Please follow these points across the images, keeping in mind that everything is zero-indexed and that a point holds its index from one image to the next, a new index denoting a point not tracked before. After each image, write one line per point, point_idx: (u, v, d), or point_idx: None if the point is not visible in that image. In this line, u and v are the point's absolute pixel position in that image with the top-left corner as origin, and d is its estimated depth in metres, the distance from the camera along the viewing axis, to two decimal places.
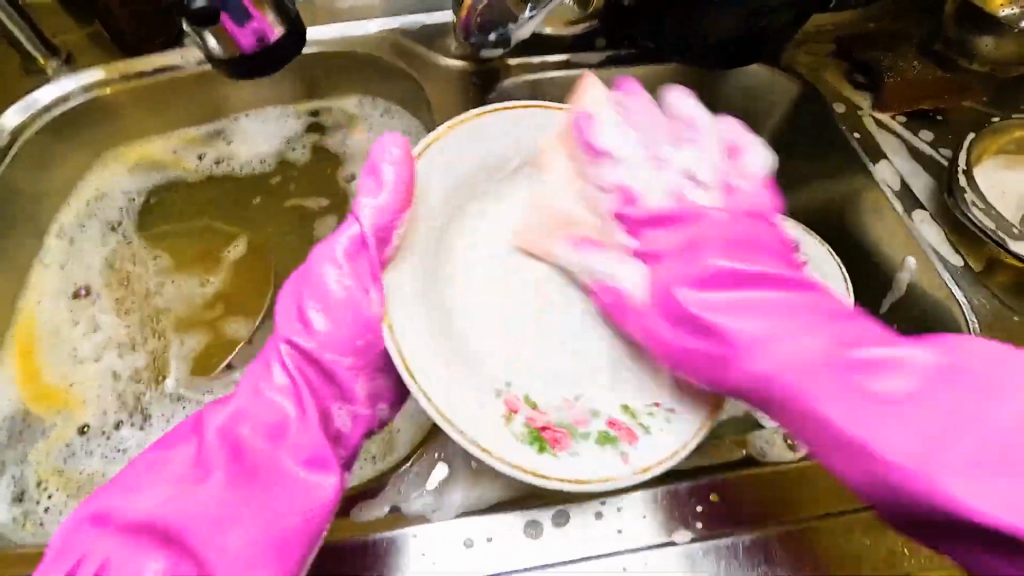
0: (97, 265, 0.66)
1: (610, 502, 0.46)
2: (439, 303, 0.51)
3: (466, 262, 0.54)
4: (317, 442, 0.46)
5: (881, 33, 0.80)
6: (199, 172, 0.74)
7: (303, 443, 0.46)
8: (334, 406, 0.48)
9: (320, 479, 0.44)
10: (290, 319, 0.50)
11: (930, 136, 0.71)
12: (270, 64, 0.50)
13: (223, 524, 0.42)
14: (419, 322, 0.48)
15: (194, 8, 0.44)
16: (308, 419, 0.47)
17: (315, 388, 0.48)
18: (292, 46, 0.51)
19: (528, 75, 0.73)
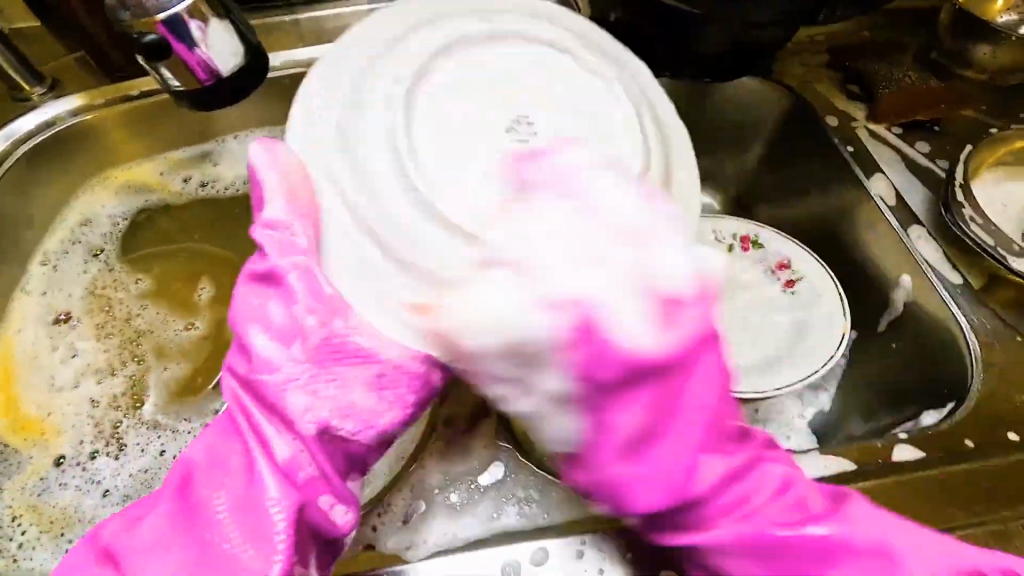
0: (81, 292, 0.66)
1: (592, 538, 0.43)
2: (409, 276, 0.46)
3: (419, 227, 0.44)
4: (272, 487, 0.40)
5: (876, 43, 0.78)
6: (183, 195, 0.73)
7: (256, 484, 0.41)
8: (283, 439, 0.42)
9: (263, 556, 0.39)
10: (238, 349, 0.45)
11: (927, 147, 0.70)
12: (220, 99, 0.49)
13: (158, 552, 0.39)
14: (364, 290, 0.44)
15: (145, 42, 0.45)
16: (270, 456, 0.41)
17: (274, 422, 0.42)
18: (251, 76, 0.50)
19: None
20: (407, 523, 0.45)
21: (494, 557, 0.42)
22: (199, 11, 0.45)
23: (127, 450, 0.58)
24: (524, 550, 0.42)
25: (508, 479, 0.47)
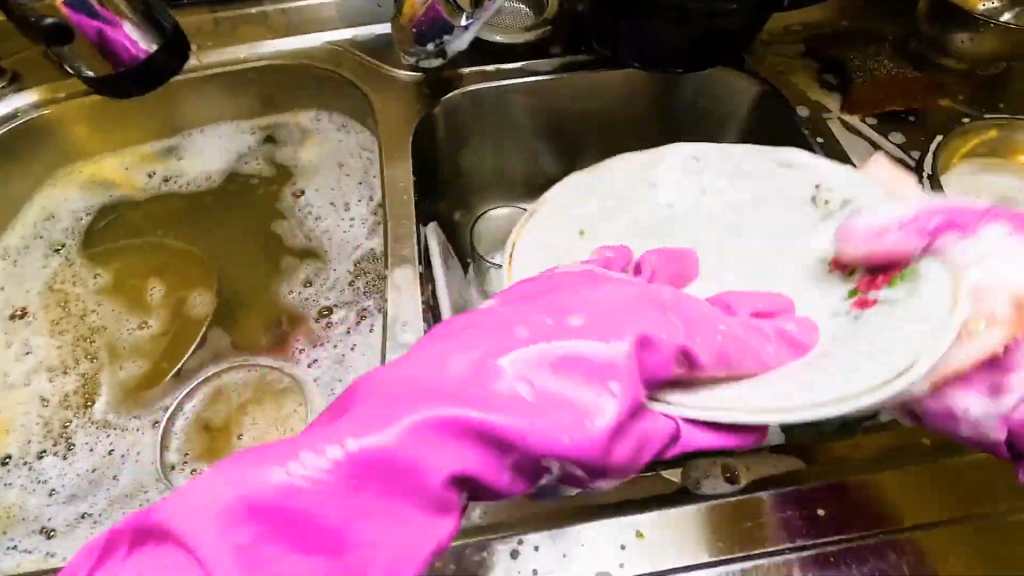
0: (38, 287, 0.65)
1: (527, 539, 0.40)
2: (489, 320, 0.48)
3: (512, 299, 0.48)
4: (440, 463, 0.30)
5: (852, 33, 0.77)
6: (146, 191, 0.72)
7: (419, 466, 0.30)
8: (356, 438, 0.30)
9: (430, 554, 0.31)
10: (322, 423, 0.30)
11: (901, 138, 0.67)
12: (146, 83, 0.51)
13: None
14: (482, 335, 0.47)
15: (46, 25, 0.47)
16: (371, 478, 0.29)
17: (420, 389, 0.31)
18: (168, 59, 0.51)
19: (480, 83, 0.71)
20: None
21: None
22: (111, 2, 0.48)
23: (76, 448, 0.57)
24: (452, 551, 0.39)
25: None
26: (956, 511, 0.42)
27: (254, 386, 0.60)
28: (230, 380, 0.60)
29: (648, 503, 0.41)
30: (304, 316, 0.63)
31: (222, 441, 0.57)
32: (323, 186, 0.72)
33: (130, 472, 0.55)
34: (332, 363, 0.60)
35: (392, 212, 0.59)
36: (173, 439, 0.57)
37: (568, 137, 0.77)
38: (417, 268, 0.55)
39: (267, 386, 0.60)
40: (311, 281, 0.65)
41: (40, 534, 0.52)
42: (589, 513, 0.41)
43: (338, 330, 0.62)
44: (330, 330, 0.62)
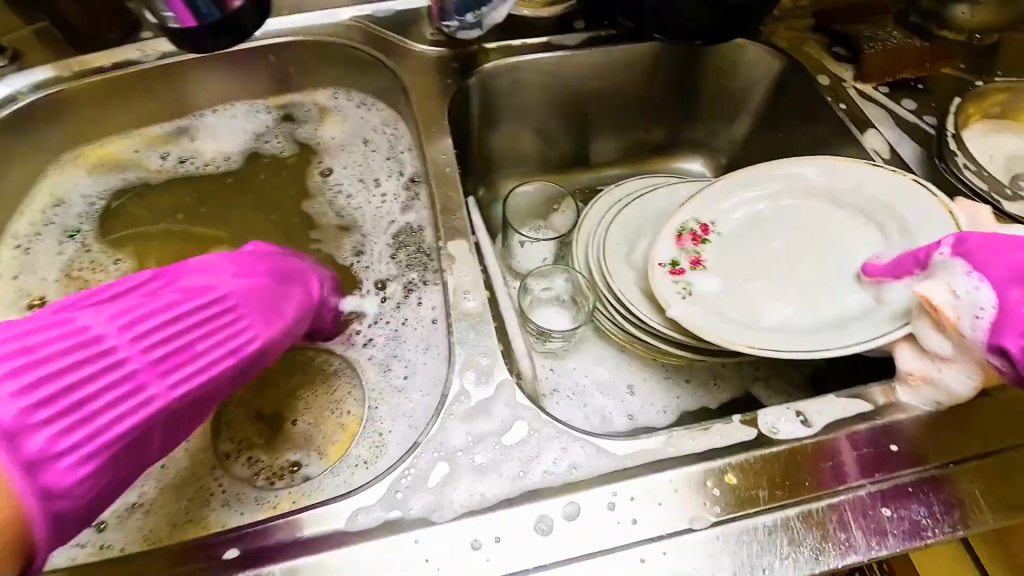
0: (56, 274, 0.62)
1: (622, 491, 0.40)
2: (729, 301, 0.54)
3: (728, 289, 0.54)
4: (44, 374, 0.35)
5: (856, 7, 0.80)
6: (162, 173, 0.69)
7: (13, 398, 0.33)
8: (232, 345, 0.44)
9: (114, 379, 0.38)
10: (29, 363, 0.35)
11: (913, 104, 0.70)
12: (223, 41, 0.42)
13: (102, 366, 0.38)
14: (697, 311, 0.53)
15: None
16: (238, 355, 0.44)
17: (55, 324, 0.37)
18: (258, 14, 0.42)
19: (507, 57, 0.71)
20: (428, 485, 0.41)
21: (524, 515, 0.39)
22: None
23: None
24: (554, 506, 0.39)
25: (530, 437, 0.43)
26: None
27: (302, 367, 0.56)
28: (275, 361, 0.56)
29: (730, 451, 0.42)
30: (359, 283, 0.62)
31: (273, 423, 0.53)
32: (349, 164, 0.71)
33: None
34: (386, 338, 0.58)
35: (436, 184, 0.58)
36: (221, 423, 0.53)
37: (592, 112, 0.78)
38: (471, 239, 0.54)
39: (316, 367, 0.56)
40: (354, 259, 0.64)
41: (93, 525, 0.46)
42: (678, 462, 0.42)
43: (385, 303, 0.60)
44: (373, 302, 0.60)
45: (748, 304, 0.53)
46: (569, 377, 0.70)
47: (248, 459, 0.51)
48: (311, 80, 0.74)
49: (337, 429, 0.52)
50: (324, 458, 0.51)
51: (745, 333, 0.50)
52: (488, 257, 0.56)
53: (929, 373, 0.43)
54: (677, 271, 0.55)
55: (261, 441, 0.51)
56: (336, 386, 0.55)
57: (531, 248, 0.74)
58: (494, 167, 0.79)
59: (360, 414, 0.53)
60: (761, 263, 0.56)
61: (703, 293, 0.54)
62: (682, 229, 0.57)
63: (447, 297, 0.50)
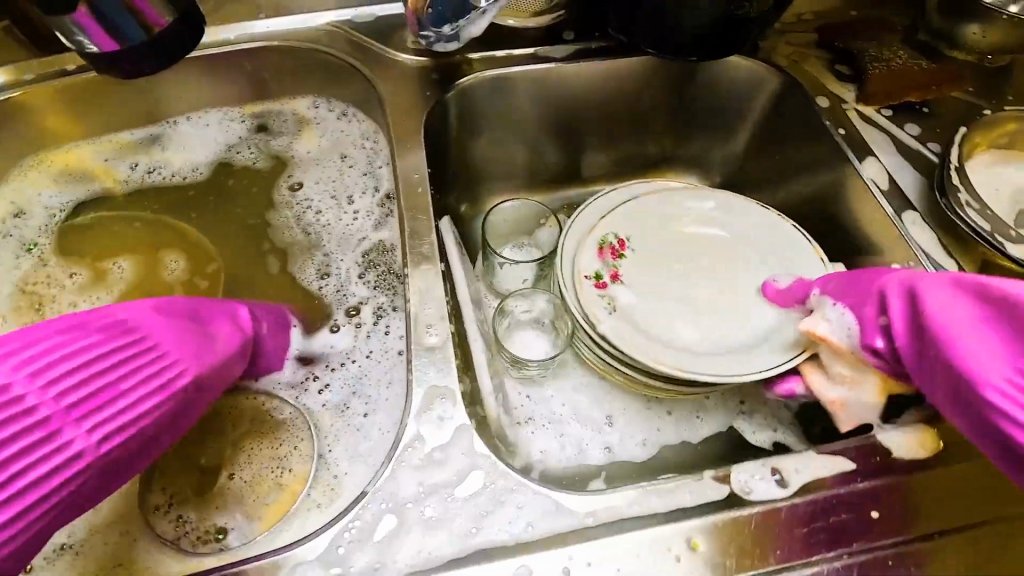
0: (9, 290, 0.60)
1: (578, 555, 0.38)
2: (644, 317, 0.55)
3: (650, 308, 0.56)
4: None
5: (861, 23, 0.76)
6: (129, 183, 0.67)
7: None
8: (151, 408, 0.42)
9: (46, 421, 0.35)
10: None
11: (916, 129, 0.67)
12: (146, 63, 0.41)
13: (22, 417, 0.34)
14: (623, 328, 0.54)
15: None
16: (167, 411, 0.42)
17: None
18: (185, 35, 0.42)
19: (491, 69, 0.68)
20: (375, 540, 0.38)
21: None
22: None
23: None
24: (506, 568, 0.37)
25: (485, 491, 0.40)
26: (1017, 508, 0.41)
27: (252, 415, 0.54)
28: (220, 412, 0.54)
29: (700, 512, 0.40)
30: (331, 312, 0.59)
31: (207, 481, 0.51)
32: (322, 179, 0.68)
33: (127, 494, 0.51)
34: (353, 383, 0.55)
35: (406, 206, 0.55)
36: (155, 476, 0.51)
37: (581, 127, 0.75)
38: (439, 265, 0.51)
39: (270, 421, 0.54)
40: (322, 279, 0.62)
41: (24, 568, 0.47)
42: (642, 523, 0.39)
43: (349, 338, 0.58)
44: (341, 338, 0.58)
45: (664, 323, 0.55)
46: (546, 404, 0.66)
47: (178, 517, 0.49)
48: (289, 88, 0.71)
49: (273, 488, 0.50)
50: (252, 523, 0.49)
51: (665, 350, 0.52)
52: (457, 283, 0.53)
53: (842, 398, 0.45)
54: (601, 285, 0.56)
55: (193, 498, 0.50)
56: (281, 438, 0.53)
57: (510, 270, 0.70)
58: (478, 182, 0.74)
59: (303, 472, 0.51)
60: (681, 279, 0.58)
61: (623, 307, 0.55)
62: (602, 243, 0.58)
63: (408, 329, 0.47)
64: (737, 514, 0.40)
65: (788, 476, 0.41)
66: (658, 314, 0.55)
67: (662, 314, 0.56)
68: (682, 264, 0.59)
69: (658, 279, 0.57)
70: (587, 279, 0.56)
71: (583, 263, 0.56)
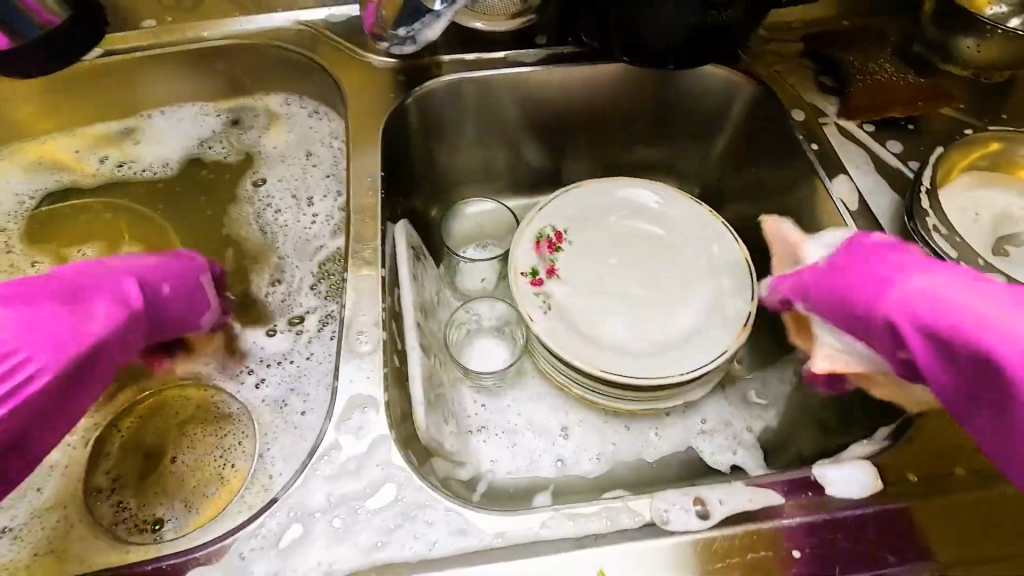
0: None
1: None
2: (575, 316, 0.63)
3: (584, 308, 0.64)
4: None
5: (853, 33, 0.73)
6: (99, 175, 0.68)
7: None
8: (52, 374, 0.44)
9: None
10: None
11: (898, 147, 0.65)
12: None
13: None
14: (555, 327, 0.61)
15: None
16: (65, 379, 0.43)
17: None
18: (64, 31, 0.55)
19: (459, 72, 0.67)
20: (279, 548, 0.38)
21: None
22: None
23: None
24: None
25: (395, 505, 0.39)
26: (952, 553, 0.39)
27: (203, 406, 0.55)
28: (170, 402, 0.55)
29: (614, 538, 0.39)
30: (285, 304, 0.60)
31: (149, 469, 0.51)
32: (285, 177, 0.68)
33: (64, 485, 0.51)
34: (293, 383, 0.55)
35: (355, 208, 0.55)
36: (104, 460, 0.52)
37: (555, 132, 0.73)
38: (381, 271, 0.51)
39: (213, 414, 0.54)
40: (274, 290, 0.61)
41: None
42: (553, 547, 0.38)
43: (287, 346, 0.58)
44: (280, 343, 0.58)
45: (594, 323, 0.63)
46: (503, 415, 0.64)
47: (117, 504, 0.49)
48: (261, 85, 0.71)
49: (214, 479, 0.50)
50: (189, 513, 0.49)
51: (592, 345, 0.61)
52: (402, 290, 0.53)
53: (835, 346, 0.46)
54: (537, 282, 0.63)
55: (133, 485, 0.50)
56: (225, 432, 0.53)
57: (468, 267, 0.69)
58: (447, 186, 0.73)
59: (246, 466, 0.51)
60: (615, 284, 0.65)
61: (558, 303, 0.63)
62: (540, 237, 0.66)
63: (340, 336, 0.47)
64: (651, 544, 0.38)
65: (712, 509, 0.40)
66: (592, 314, 0.63)
67: (595, 315, 0.63)
68: (618, 267, 0.66)
69: (593, 284, 0.65)
70: (525, 279, 0.63)
71: (522, 262, 0.64)
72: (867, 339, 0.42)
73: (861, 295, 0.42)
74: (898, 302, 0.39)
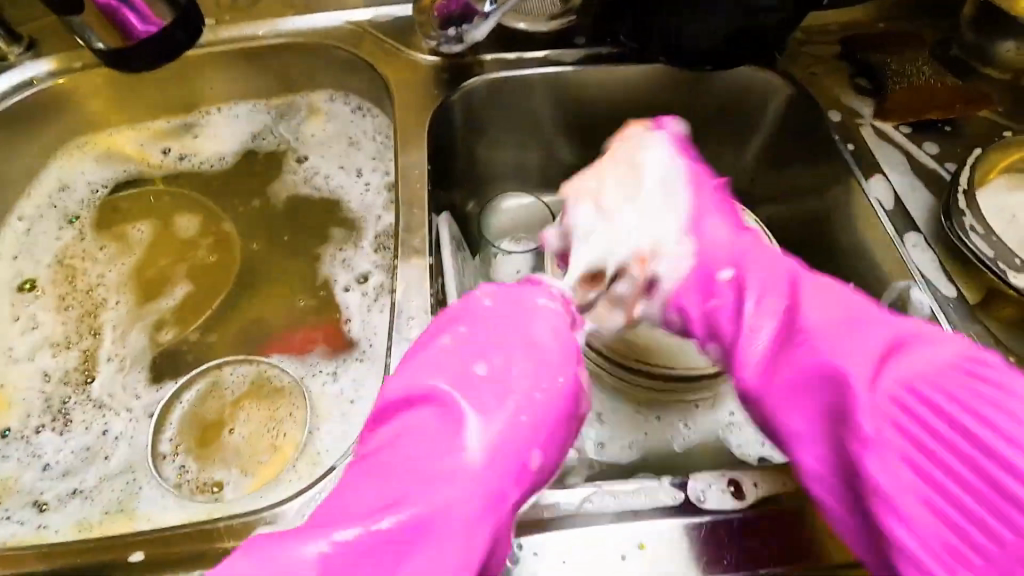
0: (49, 258, 0.66)
1: (526, 544, 0.39)
2: None
3: None
4: None
5: (890, 35, 0.74)
6: (160, 166, 0.72)
7: None
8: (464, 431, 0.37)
9: None
10: None
11: (935, 149, 0.65)
12: (137, 64, 0.53)
13: None
14: None
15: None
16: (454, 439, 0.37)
17: None
18: (179, 36, 0.53)
19: (501, 71, 0.69)
20: None
21: None
22: None
23: (76, 428, 0.57)
24: None
25: None
26: None
27: (253, 379, 0.59)
28: (225, 376, 0.59)
29: (651, 514, 0.41)
30: (341, 279, 0.64)
31: (207, 436, 0.56)
32: (328, 155, 0.72)
33: (123, 454, 0.56)
34: (350, 368, 0.59)
35: (404, 201, 0.58)
36: (167, 425, 0.57)
37: (591, 130, 0.75)
38: (428, 260, 0.54)
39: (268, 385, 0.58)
40: (342, 251, 0.66)
41: (36, 507, 0.53)
42: (595, 520, 0.40)
43: (356, 302, 0.63)
44: (351, 300, 0.63)
45: None
46: None
47: (180, 466, 0.54)
48: (310, 81, 0.74)
49: (268, 449, 0.54)
50: (245, 478, 0.53)
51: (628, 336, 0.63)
52: (448, 277, 0.56)
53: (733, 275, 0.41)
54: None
55: (194, 449, 0.55)
56: (274, 405, 0.57)
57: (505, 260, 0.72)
58: (486, 181, 0.75)
59: (294, 437, 0.55)
60: None
61: None
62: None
63: (392, 320, 0.50)
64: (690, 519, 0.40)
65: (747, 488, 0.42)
66: None
67: None
68: None
69: None
70: None
71: None
72: (794, 398, 0.39)
73: (808, 335, 0.40)
74: (812, 316, 0.41)
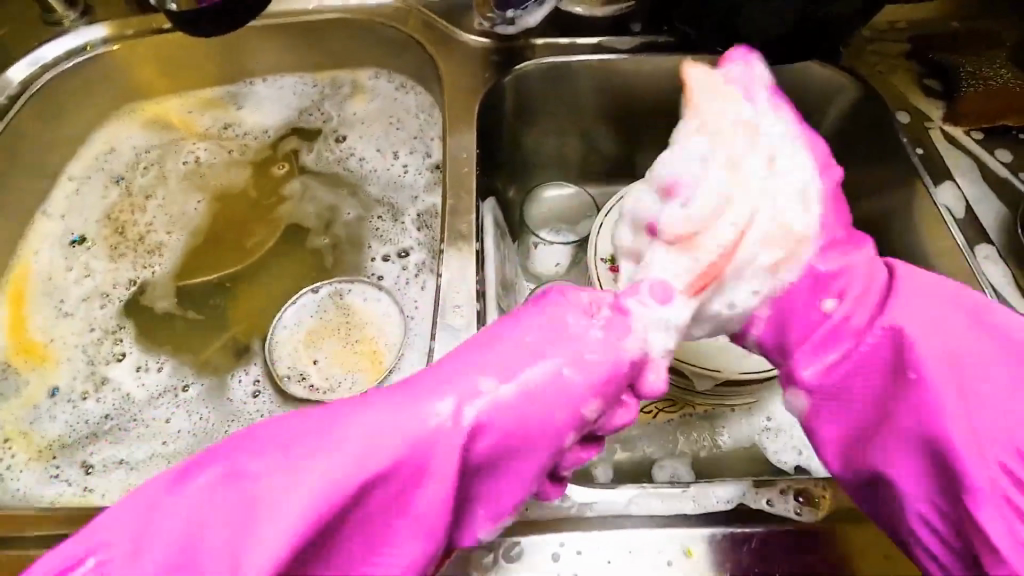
0: (95, 217, 0.68)
1: (568, 542, 0.38)
2: None
3: None
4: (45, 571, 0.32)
5: (966, 33, 0.69)
6: (205, 136, 0.72)
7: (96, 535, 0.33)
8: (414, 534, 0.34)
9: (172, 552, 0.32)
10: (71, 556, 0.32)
11: (1008, 157, 0.62)
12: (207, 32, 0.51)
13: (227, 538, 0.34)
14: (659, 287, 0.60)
15: None
16: (416, 487, 0.33)
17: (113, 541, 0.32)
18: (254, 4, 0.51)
19: (552, 55, 0.67)
20: None
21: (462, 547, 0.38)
22: None
23: (109, 393, 0.60)
24: (495, 545, 0.38)
25: None
26: None
27: (332, 298, 0.63)
28: (310, 298, 0.63)
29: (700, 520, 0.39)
30: (381, 256, 0.65)
31: (313, 346, 0.61)
32: (366, 136, 0.71)
33: (184, 422, 0.59)
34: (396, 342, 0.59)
35: (453, 183, 0.57)
36: (279, 351, 0.61)
37: (640, 119, 0.72)
38: (474, 246, 0.53)
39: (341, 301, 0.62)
40: (378, 226, 0.67)
41: (83, 468, 0.56)
42: (638, 522, 0.39)
43: (393, 276, 0.63)
44: (388, 271, 0.64)
45: None
46: None
47: (304, 375, 0.59)
48: (355, 57, 0.73)
49: (364, 345, 0.60)
50: (356, 375, 0.58)
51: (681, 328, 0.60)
52: (489, 263, 0.55)
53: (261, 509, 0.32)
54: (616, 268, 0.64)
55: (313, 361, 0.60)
56: (366, 307, 0.62)
57: (544, 251, 0.70)
58: (527, 166, 0.73)
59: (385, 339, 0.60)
60: None
61: None
62: None
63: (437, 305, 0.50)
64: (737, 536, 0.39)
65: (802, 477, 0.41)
66: None
67: None
68: None
69: None
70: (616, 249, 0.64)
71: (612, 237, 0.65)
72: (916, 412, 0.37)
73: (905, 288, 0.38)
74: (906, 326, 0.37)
